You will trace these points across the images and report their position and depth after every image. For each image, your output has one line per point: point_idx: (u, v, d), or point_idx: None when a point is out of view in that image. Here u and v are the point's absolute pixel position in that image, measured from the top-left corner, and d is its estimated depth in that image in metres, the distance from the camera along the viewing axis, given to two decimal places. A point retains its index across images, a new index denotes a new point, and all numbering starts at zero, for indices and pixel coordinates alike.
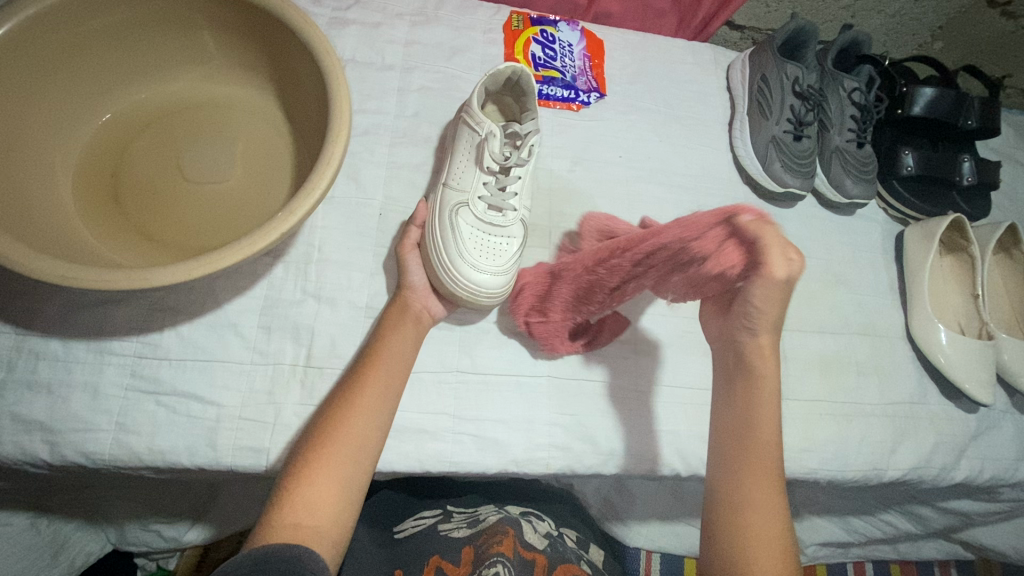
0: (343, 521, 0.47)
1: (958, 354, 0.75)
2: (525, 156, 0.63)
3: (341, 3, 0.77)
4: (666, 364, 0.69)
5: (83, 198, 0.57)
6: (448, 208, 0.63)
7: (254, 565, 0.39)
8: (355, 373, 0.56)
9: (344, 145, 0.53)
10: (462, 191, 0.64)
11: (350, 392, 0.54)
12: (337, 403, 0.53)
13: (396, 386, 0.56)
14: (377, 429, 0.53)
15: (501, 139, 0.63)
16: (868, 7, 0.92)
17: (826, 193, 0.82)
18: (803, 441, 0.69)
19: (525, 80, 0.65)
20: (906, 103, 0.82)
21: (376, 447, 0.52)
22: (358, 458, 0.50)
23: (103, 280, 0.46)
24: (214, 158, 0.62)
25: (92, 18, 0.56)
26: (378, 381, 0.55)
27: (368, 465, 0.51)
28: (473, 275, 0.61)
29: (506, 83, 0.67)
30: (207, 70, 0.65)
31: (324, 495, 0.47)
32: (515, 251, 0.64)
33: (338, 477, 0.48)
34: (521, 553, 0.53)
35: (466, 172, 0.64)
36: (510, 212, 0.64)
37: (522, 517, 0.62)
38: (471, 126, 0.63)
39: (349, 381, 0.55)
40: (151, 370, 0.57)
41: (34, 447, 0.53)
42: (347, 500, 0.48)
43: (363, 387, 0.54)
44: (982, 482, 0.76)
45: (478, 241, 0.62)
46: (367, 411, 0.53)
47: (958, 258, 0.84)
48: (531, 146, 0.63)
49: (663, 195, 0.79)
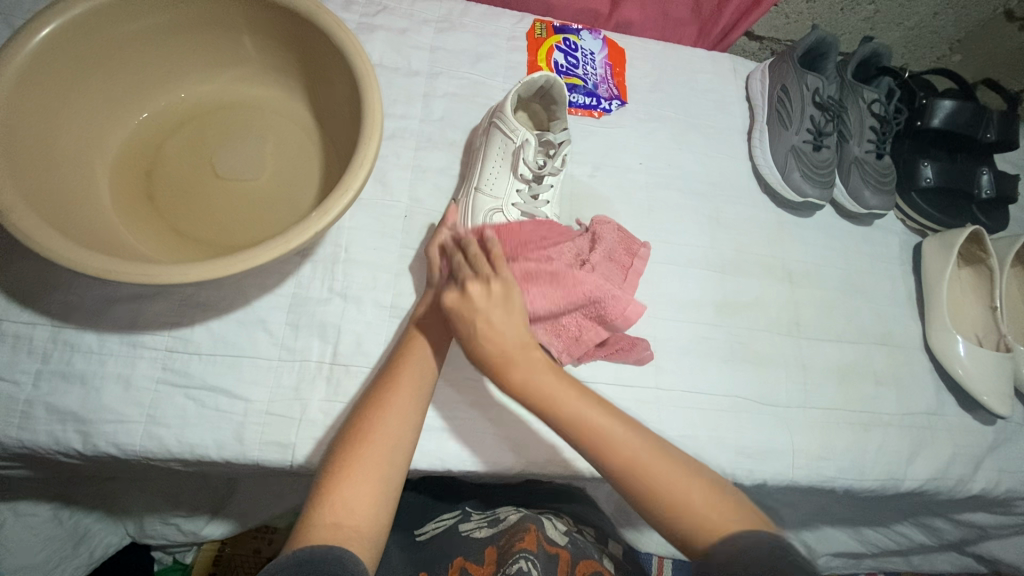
0: (381, 519, 0.48)
1: (978, 366, 0.75)
2: (559, 165, 0.68)
3: (369, 9, 0.79)
4: (685, 370, 0.70)
5: (122, 196, 0.59)
6: (483, 214, 0.66)
7: (297, 566, 0.40)
8: (386, 374, 0.57)
9: (377, 146, 0.55)
10: (495, 197, 0.66)
11: (382, 392, 0.55)
12: (369, 402, 0.54)
13: (426, 387, 0.57)
14: (410, 429, 0.54)
15: (535, 148, 0.67)
16: (887, 20, 0.92)
17: (846, 204, 0.83)
18: (819, 449, 0.70)
19: (557, 89, 0.67)
20: (926, 115, 0.83)
21: (409, 446, 0.53)
22: (393, 458, 0.51)
23: (142, 275, 0.47)
24: (246, 158, 0.63)
25: (134, 22, 0.58)
26: (410, 382, 0.56)
27: (402, 465, 0.52)
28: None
29: (536, 90, 0.68)
30: (240, 73, 0.67)
31: (361, 494, 0.48)
32: None
33: (374, 476, 0.49)
34: (545, 547, 0.54)
35: (498, 179, 0.67)
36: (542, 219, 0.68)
37: (542, 515, 0.63)
38: (505, 132, 0.66)
39: (381, 382, 0.56)
40: (182, 364, 0.59)
41: (68, 437, 0.55)
42: (384, 498, 0.49)
43: (395, 387, 0.55)
44: (998, 495, 0.76)
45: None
46: (399, 410, 0.53)
47: (977, 270, 0.85)
48: (565, 155, 0.68)
49: (682, 202, 0.79)
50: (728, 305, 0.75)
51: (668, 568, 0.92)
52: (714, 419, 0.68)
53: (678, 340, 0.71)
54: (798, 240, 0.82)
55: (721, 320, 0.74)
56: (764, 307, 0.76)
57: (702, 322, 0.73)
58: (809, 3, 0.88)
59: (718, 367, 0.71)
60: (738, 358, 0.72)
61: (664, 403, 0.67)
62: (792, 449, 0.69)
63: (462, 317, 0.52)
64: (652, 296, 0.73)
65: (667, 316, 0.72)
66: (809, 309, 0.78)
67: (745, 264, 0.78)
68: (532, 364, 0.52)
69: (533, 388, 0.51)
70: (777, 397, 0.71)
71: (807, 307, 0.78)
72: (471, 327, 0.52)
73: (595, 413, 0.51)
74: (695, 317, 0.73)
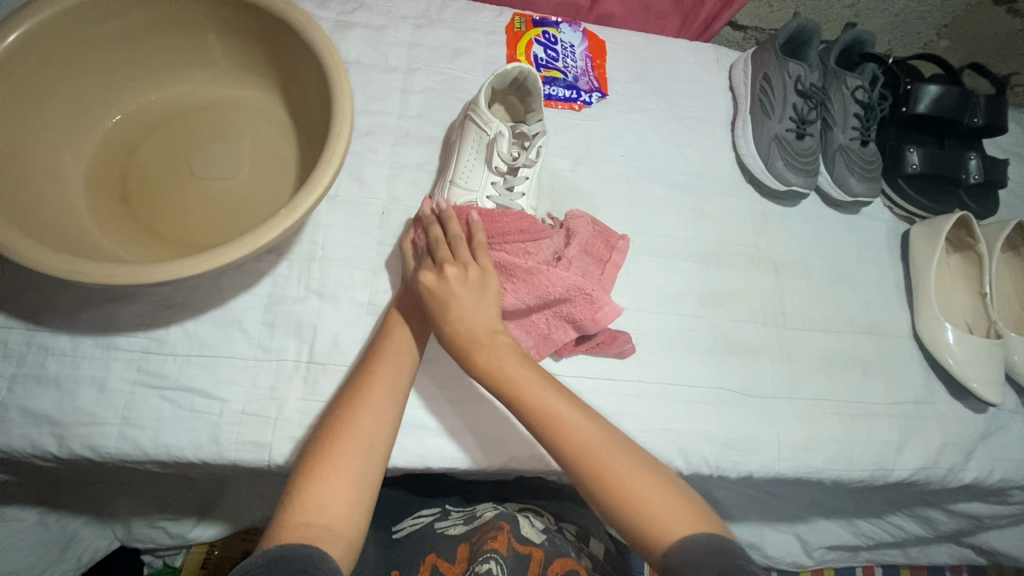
0: (358, 518, 0.48)
1: (968, 353, 0.74)
2: (534, 156, 0.67)
3: (346, 7, 0.78)
4: (669, 362, 0.69)
5: (92, 196, 0.58)
6: (458, 207, 0.64)
7: (266, 564, 0.40)
8: (363, 371, 0.56)
9: (347, 141, 0.54)
10: (470, 190, 0.66)
11: (358, 390, 0.54)
12: (345, 401, 0.54)
13: (404, 383, 0.56)
14: (387, 426, 0.53)
15: (509, 140, 0.66)
16: (871, 7, 0.92)
17: (831, 192, 0.82)
18: (806, 440, 0.69)
19: (531, 82, 0.66)
20: (911, 100, 0.82)
21: (387, 444, 0.53)
22: (369, 454, 0.51)
23: (109, 276, 0.47)
24: (220, 157, 0.63)
25: (104, 23, 0.58)
26: (387, 377, 0.55)
27: (381, 461, 0.51)
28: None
29: (511, 81, 0.67)
30: (213, 72, 0.67)
31: (336, 493, 0.47)
32: None
33: (350, 474, 0.49)
34: (516, 548, 0.54)
35: (474, 171, 0.66)
36: (518, 212, 0.67)
37: (520, 513, 0.63)
38: (478, 125, 0.65)
39: (358, 378, 0.56)
40: (157, 366, 0.58)
41: (43, 440, 0.55)
42: (361, 496, 0.49)
43: (371, 385, 0.55)
44: (991, 484, 0.75)
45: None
46: (375, 408, 0.53)
47: (966, 257, 0.84)
48: (539, 147, 0.67)
49: (665, 194, 0.79)
50: (711, 296, 0.74)
51: (661, 565, 0.91)
52: (698, 412, 0.67)
53: (661, 332, 0.71)
54: (783, 229, 0.81)
55: (704, 311, 0.73)
56: (749, 297, 0.75)
57: (685, 315, 0.72)
58: None
59: (702, 359, 0.70)
60: (722, 350, 0.71)
61: (647, 396, 0.67)
62: (778, 441, 0.68)
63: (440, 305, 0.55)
64: (634, 289, 0.72)
65: (649, 308, 0.71)
66: (795, 300, 0.77)
67: (729, 255, 0.77)
68: (500, 348, 0.53)
69: (495, 373, 0.52)
70: (762, 388, 0.71)
71: (792, 297, 0.77)
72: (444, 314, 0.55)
73: (562, 406, 0.50)
74: (679, 309, 0.72)
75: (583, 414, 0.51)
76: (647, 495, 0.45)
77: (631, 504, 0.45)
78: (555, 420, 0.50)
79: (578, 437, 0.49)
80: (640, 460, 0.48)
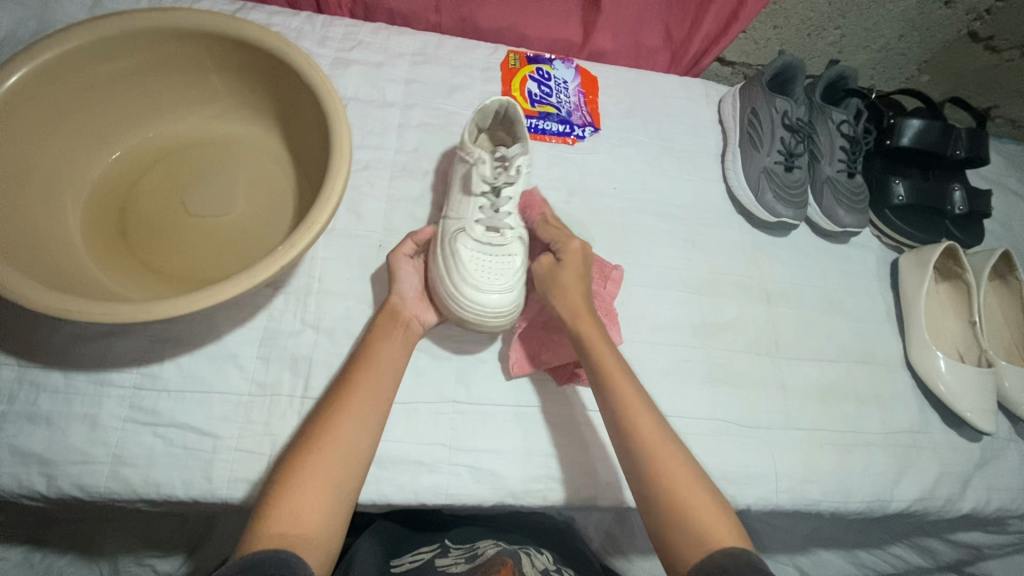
0: (334, 527, 0.47)
1: (959, 381, 0.75)
2: (514, 174, 0.65)
3: (344, 45, 0.80)
4: (666, 393, 0.69)
5: (92, 230, 0.59)
6: (448, 236, 0.63)
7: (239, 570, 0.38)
8: (343, 382, 0.56)
9: (345, 179, 0.55)
10: (459, 219, 0.64)
11: (338, 401, 0.54)
12: (326, 408, 0.54)
13: (385, 395, 0.56)
14: (367, 434, 0.53)
15: (490, 165, 0.65)
16: (854, 43, 0.95)
17: (821, 223, 0.83)
18: (804, 471, 0.69)
19: (512, 111, 0.68)
20: (895, 134, 0.84)
21: (366, 455, 0.53)
22: (346, 466, 0.50)
23: (104, 312, 0.47)
24: (218, 191, 0.64)
25: (106, 63, 0.59)
26: (367, 389, 0.55)
27: (358, 474, 0.51)
28: (477, 294, 0.60)
29: (494, 119, 0.69)
30: (214, 109, 0.68)
31: (314, 501, 0.47)
32: (519, 268, 0.64)
33: (328, 483, 0.49)
34: None
35: (461, 201, 0.65)
36: (508, 231, 0.64)
37: (521, 550, 0.62)
38: (463, 158, 0.66)
39: (339, 388, 0.56)
40: (150, 402, 0.58)
41: (31, 480, 0.54)
42: (337, 508, 0.48)
43: (351, 395, 0.55)
44: (989, 514, 0.75)
45: (480, 264, 0.62)
46: (356, 418, 0.53)
47: (954, 285, 0.85)
48: (519, 166, 0.65)
49: (658, 226, 0.80)
50: (705, 327, 0.75)
51: None
52: (695, 443, 0.67)
53: (657, 362, 0.71)
54: (775, 259, 0.82)
55: (699, 341, 0.74)
56: (743, 327, 0.76)
57: (682, 345, 0.73)
58: (776, 29, 0.90)
59: (697, 390, 0.70)
60: (717, 380, 0.72)
61: None
62: (776, 472, 0.68)
63: (544, 281, 0.64)
64: (628, 320, 0.72)
65: (645, 339, 0.72)
66: (788, 330, 0.77)
67: (722, 285, 0.78)
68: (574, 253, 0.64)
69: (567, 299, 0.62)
70: (758, 418, 0.71)
71: (785, 328, 0.78)
72: (550, 291, 0.63)
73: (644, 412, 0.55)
74: (675, 339, 0.73)
75: (649, 416, 0.56)
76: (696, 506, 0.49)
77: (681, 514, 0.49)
78: (637, 421, 0.55)
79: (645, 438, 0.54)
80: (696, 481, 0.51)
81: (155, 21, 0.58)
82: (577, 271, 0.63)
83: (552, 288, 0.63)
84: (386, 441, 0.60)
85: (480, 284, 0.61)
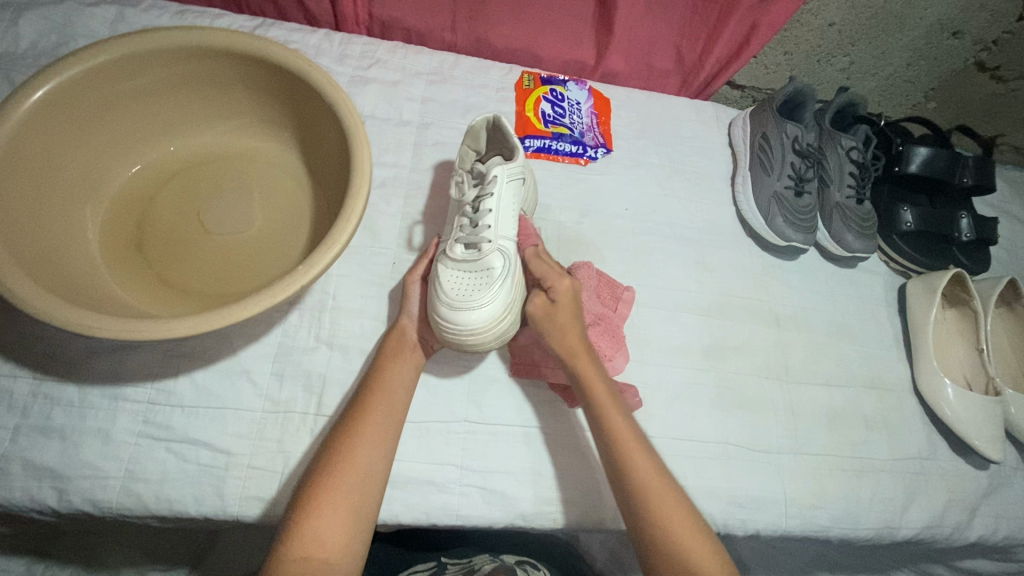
0: (354, 552, 0.49)
1: (966, 408, 0.75)
2: (491, 189, 0.63)
3: (362, 63, 0.82)
4: (676, 416, 0.69)
5: (109, 243, 0.59)
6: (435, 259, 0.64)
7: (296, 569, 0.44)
8: (359, 401, 0.56)
9: (365, 200, 0.55)
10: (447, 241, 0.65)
11: (353, 421, 0.55)
12: (341, 432, 0.54)
13: (397, 417, 0.57)
14: (382, 457, 0.54)
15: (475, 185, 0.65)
16: (862, 70, 0.96)
17: (829, 247, 0.84)
18: (814, 497, 0.69)
19: (499, 128, 0.67)
20: (903, 161, 0.85)
21: (382, 475, 0.53)
22: (364, 490, 0.51)
23: (124, 329, 0.47)
24: (234, 207, 0.64)
25: (131, 78, 0.60)
26: (380, 412, 0.56)
27: (375, 496, 0.52)
28: (453, 314, 0.58)
29: (489, 141, 0.70)
30: (233, 125, 0.69)
31: (333, 527, 0.48)
32: (499, 282, 0.60)
33: (346, 508, 0.50)
34: None
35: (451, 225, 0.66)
36: (487, 245, 0.61)
37: (516, 566, 0.65)
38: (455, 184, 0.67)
39: (352, 411, 0.56)
40: (164, 418, 0.58)
41: (43, 494, 0.54)
42: (356, 531, 0.49)
43: (365, 417, 0.55)
44: (996, 542, 0.75)
45: (457, 281, 0.60)
46: (371, 441, 0.54)
47: (961, 312, 0.85)
48: (496, 179, 0.63)
49: (668, 248, 0.80)
50: (715, 349, 0.75)
51: None
52: (705, 466, 0.67)
53: (667, 384, 0.71)
54: (784, 283, 0.83)
55: (709, 364, 0.74)
56: (753, 351, 0.76)
57: (692, 367, 0.73)
58: (787, 55, 0.92)
59: (707, 414, 0.70)
60: (727, 403, 0.72)
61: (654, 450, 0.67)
62: (786, 497, 0.68)
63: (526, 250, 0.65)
64: (639, 341, 0.73)
65: (655, 361, 0.72)
66: (798, 354, 0.78)
67: (732, 308, 0.78)
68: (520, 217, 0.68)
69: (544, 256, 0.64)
70: (768, 443, 0.71)
71: (796, 352, 0.78)
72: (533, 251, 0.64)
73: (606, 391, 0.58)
74: (685, 361, 0.73)
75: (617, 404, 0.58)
76: (675, 525, 0.51)
77: (659, 530, 0.51)
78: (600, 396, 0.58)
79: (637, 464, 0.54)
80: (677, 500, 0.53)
81: (181, 39, 0.59)
82: (573, 313, 0.61)
83: (547, 330, 0.61)
84: (399, 460, 0.60)
85: (456, 302, 0.59)
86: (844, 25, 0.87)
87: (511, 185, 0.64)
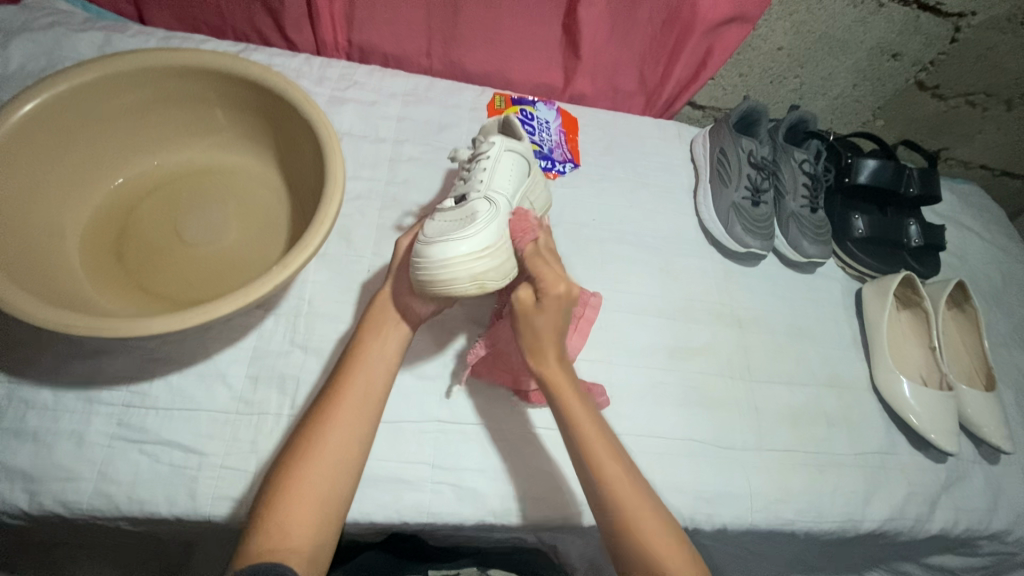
0: (322, 538, 0.50)
1: (922, 405, 0.79)
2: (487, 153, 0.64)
3: (340, 84, 0.86)
4: (643, 413, 0.72)
5: (90, 251, 0.62)
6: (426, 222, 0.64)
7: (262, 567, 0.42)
8: (334, 387, 0.57)
9: (338, 205, 0.58)
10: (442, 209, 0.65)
11: (325, 407, 0.56)
12: (314, 418, 0.55)
13: (374, 402, 0.57)
14: (355, 441, 0.55)
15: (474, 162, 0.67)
16: (813, 91, 1.03)
17: (786, 253, 0.89)
18: (778, 491, 0.71)
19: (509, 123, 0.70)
20: (852, 173, 0.91)
21: (358, 458, 0.55)
22: (336, 476, 0.52)
23: (97, 328, 0.49)
24: (213, 218, 0.67)
25: (119, 95, 0.64)
26: (355, 395, 0.57)
27: (349, 479, 0.53)
28: (428, 248, 0.56)
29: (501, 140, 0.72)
30: (216, 140, 0.72)
31: (302, 514, 0.49)
32: (481, 220, 0.57)
33: (315, 494, 0.51)
34: None
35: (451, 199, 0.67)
36: (474, 195, 0.60)
37: None
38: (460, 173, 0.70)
39: (325, 394, 0.57)
40: (138, 420, 0.59)
41: (14, 496, 0.54)
42: (327, 518, 0.51)
43: (337, 401, 0.56)
44: (958, 534, 0.77)
45: (440, 225, 0.59)
46: (344, 426, 0.55)
47: (914, 313, 0.90)
48: (490, 146, 0.65)
49: (634, 254, 0.84)
50: (679, 350, 0.78)
51: None
52: (671, 463, 0.69)
53: (634, 382, 0.74)
54: (744, 287, 0.86)
55: (673, 365, 0.77)
56: (717, 351, 0.79)
57: (656, 367, 0.76)
58: (742, 76, 0.98)
59: (673, 412, 0.73)
60: (693, 402, 0.74)
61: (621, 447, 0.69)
62: (750, 492, 0.70)
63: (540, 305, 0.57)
64: (606, 343, 0.75)
65: (621, 361, 0.75)
66: (759, 355, 0.81)
67: (696, 312, 0.82)
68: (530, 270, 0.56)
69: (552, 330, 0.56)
70: (732, 440, 0.73)
71: (757, 353, 0.81)
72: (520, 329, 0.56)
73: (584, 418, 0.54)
74: (651, 362, 0.76)
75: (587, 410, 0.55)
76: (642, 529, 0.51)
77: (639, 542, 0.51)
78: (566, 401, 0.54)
79: (587, 436, 0.54)
80: (619, 462, 0.54)
81: (166, 59, 0.63)
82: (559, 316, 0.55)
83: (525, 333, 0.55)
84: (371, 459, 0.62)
85: (430, 241, 0.57)
86: (792, 49, 0.94)
87: (510, 154, 0.64)
